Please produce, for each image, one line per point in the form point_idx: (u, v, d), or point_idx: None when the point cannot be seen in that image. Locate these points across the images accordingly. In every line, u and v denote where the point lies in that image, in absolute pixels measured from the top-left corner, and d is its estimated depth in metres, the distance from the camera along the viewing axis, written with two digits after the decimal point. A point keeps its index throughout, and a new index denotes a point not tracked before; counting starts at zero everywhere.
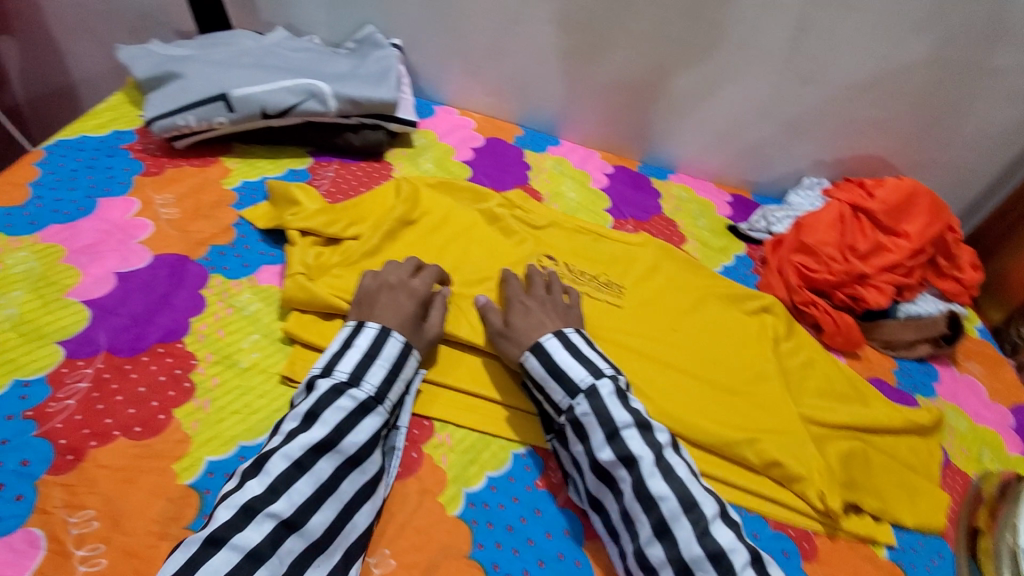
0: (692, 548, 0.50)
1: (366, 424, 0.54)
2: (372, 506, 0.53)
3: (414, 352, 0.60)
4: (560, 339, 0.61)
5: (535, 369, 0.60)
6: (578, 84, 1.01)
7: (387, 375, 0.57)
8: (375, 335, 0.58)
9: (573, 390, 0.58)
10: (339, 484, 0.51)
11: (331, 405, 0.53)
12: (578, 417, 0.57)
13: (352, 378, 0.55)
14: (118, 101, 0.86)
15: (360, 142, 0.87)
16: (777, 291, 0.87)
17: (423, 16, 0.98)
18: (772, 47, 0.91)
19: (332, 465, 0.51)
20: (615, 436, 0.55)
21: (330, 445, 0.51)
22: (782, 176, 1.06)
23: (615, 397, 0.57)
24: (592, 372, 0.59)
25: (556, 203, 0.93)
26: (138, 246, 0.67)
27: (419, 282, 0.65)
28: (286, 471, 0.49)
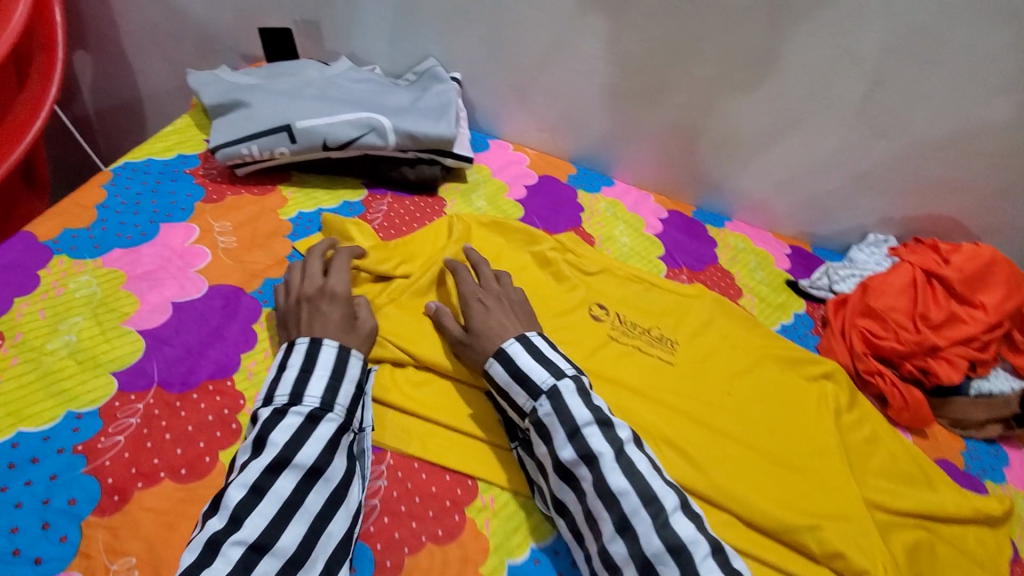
0: (652, 542, 0.49)
1: (322, 432, 0.52)
2: (348, 514, 0.51)
3: (353, 352, 0.59)
4: (523, 343, 0.60)
5: (497, 375, 0.59)
6: (633, 125, 0.98)
7: (332, 383, 0.56)
8: (307, 348, 0.57)
9: (534, 392, 0.57)
10: (305, 498, 0.49)
11: (278, 426, 0.51)
12: (541, 417, 0.56)
13: (292, 396, 0.54)
14: (185, 125, 0.88)
15: (415, 176, 0.86)
16: (841, 356, 0.82)
17: (483, 51, 0.97)
18: (842, 100, 0.86)
19: (293, 480, 0.49)
20: (576, 434, 0.54)
21: (284, 463, 0.49)
22: (845, 231, 1.01)
23: (576, 395, 0.56)
24: (553, 372, 0.57)
25: (608, 247, 0.90)
26: (195, 274, 0.68)
27: (335, 283, 0.64)
28: (244, 498, 0.47)
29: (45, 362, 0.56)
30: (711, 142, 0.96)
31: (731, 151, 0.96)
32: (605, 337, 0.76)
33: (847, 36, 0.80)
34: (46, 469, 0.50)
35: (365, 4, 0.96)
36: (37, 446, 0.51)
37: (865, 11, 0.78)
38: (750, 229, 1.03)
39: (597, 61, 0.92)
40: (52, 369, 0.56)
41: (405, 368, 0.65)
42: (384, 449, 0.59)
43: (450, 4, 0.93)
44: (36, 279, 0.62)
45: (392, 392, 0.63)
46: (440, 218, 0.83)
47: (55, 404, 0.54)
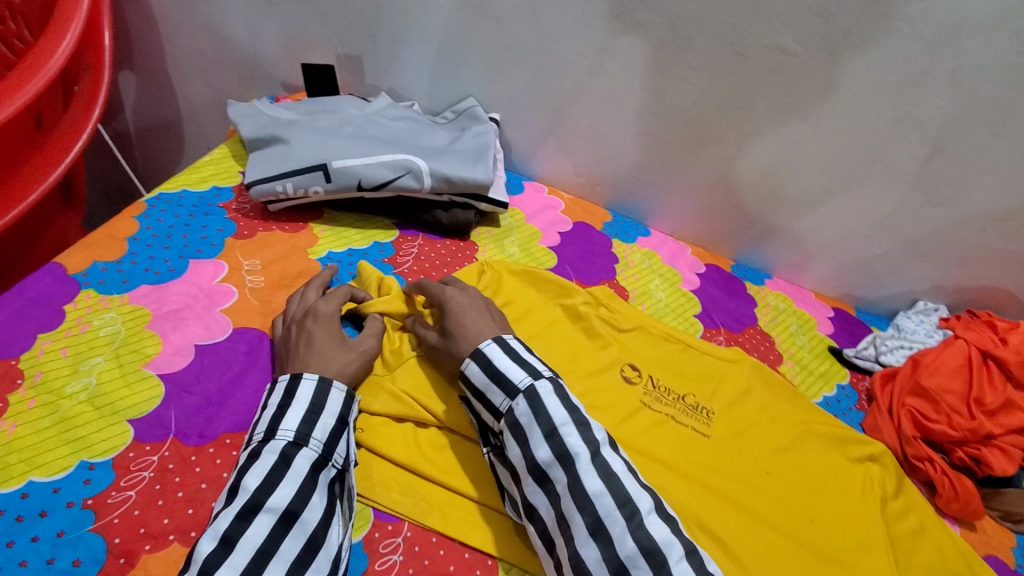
0: (626, 544, 0.48)
1: (297, 469, 0.51)
2: (327, 558, 0.49)
3: (335, 386, 0.57)
4: (500, 345, 0.60)
5: (474, 376, 0.59)
6: (674, 176, 0.95)
7: (308, 416, 0.54)
8: (286, 386, 0.56)
9: (511, 391, 0.56)
10: (279, 545, 0.47)
11: (251, 468, 0.49)
12: (517, 418, 0.55)
13: (267, 432, 0.52)
14: (221, 155, 0.88)
15: (448, 220, 0.85)
16: (886, 436, 0.77)
17: (523, 94, 0.95)
18: (898, 164, 0.82)
19: (265, 526, 0.47)
20: (553, 434, 0.53)
21: (256, 507, 0.47)
22: (891, 295, 0.96)
23: (554, 397, 0.55)
24: (530, 372, 0.57)
25: (642, 302, 0.88)
26: (219, 314, 0.66)
27: (324, 305, 0.64)
28: (215, 550, 0.45)
29: (63, 406, 0.55)
30: (754, 197, 0.93)
31: (775, 207, 0.93)
32: (637, 403, 0.71)
33: (908, 101, 0.77)
34: (53, 524, 0.48)
35: (409, 43, 0.96)
36: (46, 499, 0.49)
37: (931, 76, 0.74)
38: (790, 288, 1.00)
39: (640, 109, 0.90)
40: (69, 414, 0.54)
41: (428, 428, 0.63)
42: (403, 520, 0.56)
43: (493, 46, 0.92)
44: (62, 315, 0.62)
45: (412, 454, 0.60)
46: (472, 265, 0.81)
47: (69, 453, 0.52)
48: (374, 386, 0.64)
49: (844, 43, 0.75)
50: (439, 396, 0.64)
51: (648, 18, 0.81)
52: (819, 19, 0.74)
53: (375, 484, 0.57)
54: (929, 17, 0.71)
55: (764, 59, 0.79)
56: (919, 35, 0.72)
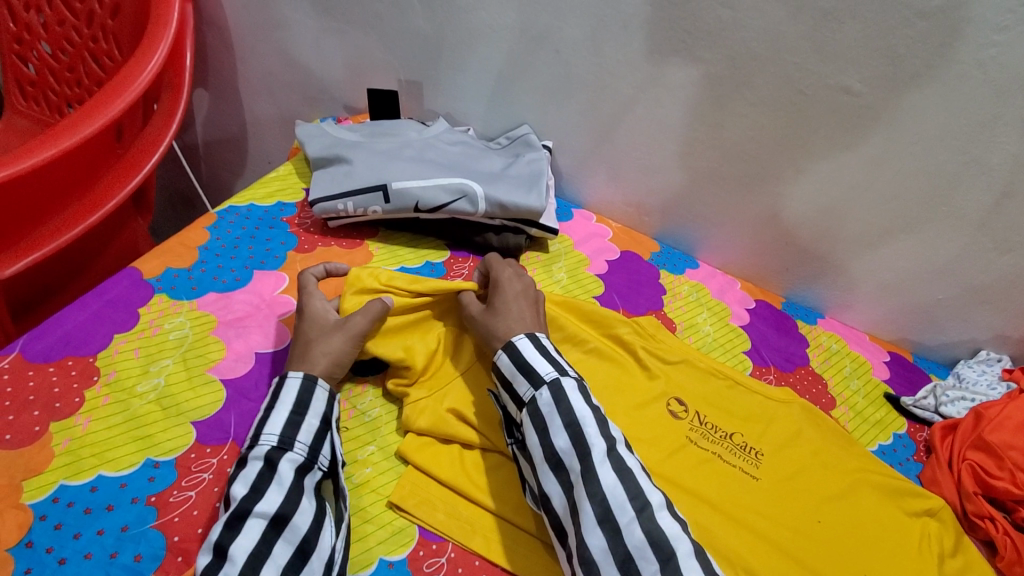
0: (633, 534, 0.49)
1: (283, 473, 0.52)
2: (320, 562, 0.49)
3: (319, 386, 0.58)
4: (532, 340, 0.63)
5: (503, 365, 0.62)
6: (726, 209, 0.94)
7: (293, 418, 0.55)
8: (273, 389, 0.58)
9: (537, 382, 0.59)
10: (271, 549, 0.48)
11: (239, 475, 0.51)
12: (540, 407, 0.58)
13: (253, 439, 0.54)
14: (287, 172, 0.92)
15: (499, 243, 0.86)
16: (944, 489, 0.74)
17: (577, 122, 0.97)
18: (963, 209, 0.80)
19: (255, 532, 0.48)
20: (574, 424, 0.56)
21: (245, 514, 0.48)
22: (952, 343, 0.92)
23: (578, 394, 0.58)
24: (557, 368, 0.60)
25: (690, 336, 0.87)
26: (279, 324, 0.68)
27: (313, 303, 0.67)
28: (210, 562, 0.46)
29: (133, 405, 0.57)
30: (810, 235, 0.91)
31: (830, 246, 0.91)
32: (683, 438, 0.70)
33: (977, 145, 0.75)
34: (117, 518, 0.50)
35: (469, 71, 0.99)
36: (113, 493, 0.51)
37: (1001, 122, 0.72)
38: (843, 329, 0.97)
39: (695, 142, 0.90)
40: (138, 412, 0.57)
41: (472, 449, 0.63)
42: (446, 539, 0.56)
43: (551, 77, 0.94)
44: (136, 317, 0.65)
45: (457, 475, 0.60)
46: None
47: (136, 450, 0.54)
48: (421, 407, 0.64)
49: (909, 86, 0.74)
50: (486, 420, 0.64)
51: (707, 54, 0.82)
52: (885, 60, 0.73)
53: (421, 502, 0.58)
54: (1001, 63, 0.69)
55: (827, 98, 0.79)
56: (990, 80, 0.71)
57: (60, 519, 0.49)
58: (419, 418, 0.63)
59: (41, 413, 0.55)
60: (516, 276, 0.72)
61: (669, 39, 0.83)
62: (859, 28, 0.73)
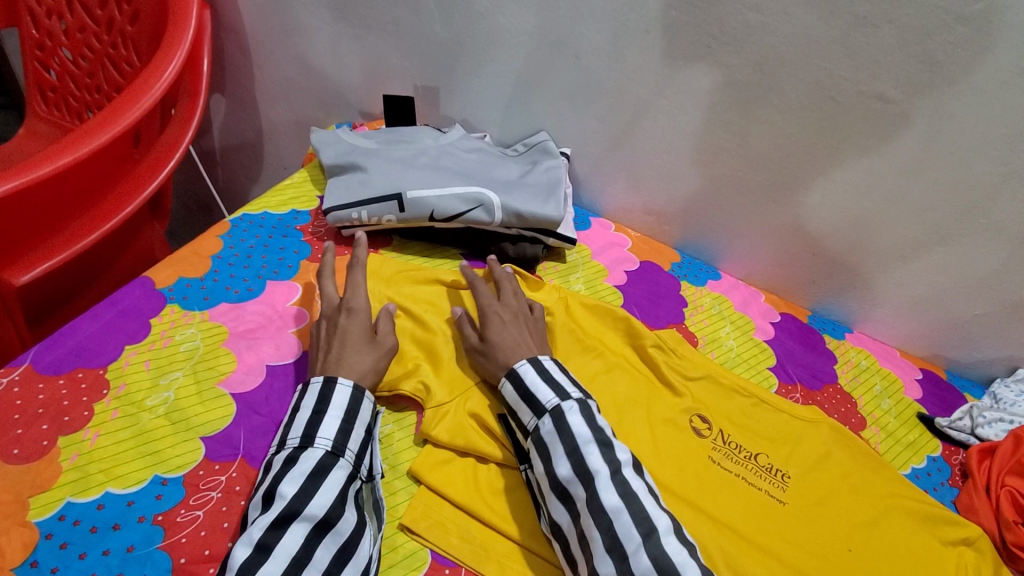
0: (640, 561, 0.48)
1: (334, 479, 0.52)
2: (355, 569, 0.49)
3: (367, 396, 0.59)
4: (534, 364, 0.62)
5: (508, 394, 0.61)
6: (750, 219, 0.91)
7: (343, 426, 0.56)
8: (320, 391, 0.57)
9: (539, 410, 0.58)
10: (313, 553, 0.48)
11: (287, 477, 0.50)
12: (542, 436, 0.57)
13: (304, 439, 0.54)
14: (301, 179, 0.91)
15: (515, 253, 0.84)
16: (981, 516, 0.70)
17: (596, 129, 0.95)
18: (1005, 222, 0.76)
19: (300, 535, 0.48)
20: (575, 452, 0.54)
21: (293, 516, 0.48)
22: (989, 360, 0.88)
23: (579, 416, 0.56)
24: (558, 393, 0.59)
25: (712, 350, 0.84)
26: (291, 336, 0.67)
27: (357, 299, 0.66)
28: (250, 556, 0.46)
29: (142, 419, 0.56)
30: (838, 246, 0.88)
31: (861, 257, 0.87)
32: (706, 458, 0.68)
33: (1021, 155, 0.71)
34: (124, 538, 0.48)
35: (486, 76, 0.98)
36: (120, 511, 0.50)
37: None
38: (872, 344, 0.93)
39: (720, 149, 0.87)
40: (147, 427, 0.56)
41: (488, 468, 0.61)
42: (459, 565, 0.54)
43: (571, 83, 0.92)
44: (147, 328, 0.64)
45: (471, 496, 0.58)
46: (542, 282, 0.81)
47: (143, 466, 0.53)
48: (444, 411, 0.63)
49: (949, 94, 0.71)
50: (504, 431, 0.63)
51: (733, 60, 0.79)
52: (924, 66, 0.70)
53: (433, 525, 0.56)
54: None
55: (860, 106, 0.75)
56: None
57: (65, 537, 0.48)
58: (440, 424, 0.62)
59: (49, 427, 0.54)
60: (513, 296, 0.72)
61: (695, 44, 0.81)
62: (895, 33, 0.70)
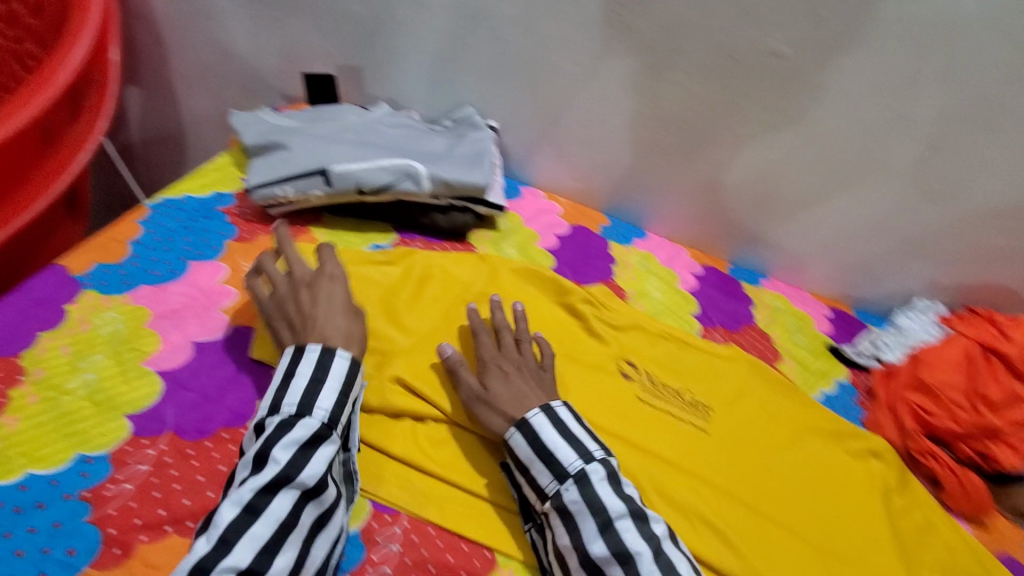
0: None
1: (327, 451, 0.52)
2: (329, 537, 0.50)
3: (360, 371, 0.58)
4: (548, 415, 0.57)
5: (520, 450, 0.57)
6: (670, 177, 0.96)
7: (340, 398, 0.55)
8: (318, 358, 0.56)
9: (560, 474, 0.54)
10: (298, 521, 0.48)
11: (280, 442, 0.50)
12: (566, 504, 0.53)
13: (301, 407, 0.53)
14: (224, 162, 0.90)
15: (446, 223, 0.85)
16: (887, 431, 0.76)
17: (519, 99, 0.97)
18: (893, 164, 0.84)
19: (290, 501, 0.48)
20: (608, 527, 0.51)
21: (285, 481, 0.48)
22: (890, 295, 0.96)
23: (607, 485, 0.53)
24: (581, 454, 0.55)
25: (640, 303, 0.88)
26: (219, 313, 0.67)
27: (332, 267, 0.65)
28: (237, 517, 0.46)
29: (62, 402, 0.55)
30: (751, 198, 0.93)
31: (772, 207, 0.93)
32: (636, 400, 0.72)
33: (901, 101, 0.79)
34: (49, 515, 0.48)
35: (407, 53, 0.99)
36: (43, 491, 0.49)
37: (921, 77, 0.76)
38: (787, 288, 0.99)
39: (636, 113, 0.91)
40: (67, 409, 0.55)
41: (426, 424, 0.63)
42: (399, 512, 0.56)
43: (492, 55, 0.94)
44: (63, 314, 0.62)
45: (408, 448, 0.60)
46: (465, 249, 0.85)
47: (66, 446, 0.52)
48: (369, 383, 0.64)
49: (835, 47, 0.77)
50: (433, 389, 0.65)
51: (641, 25, 0.83)
52: (810, 22, 0.76)
53: (372, 478, 0.58)
54: (916, 22, 0.73)
55: (758, 63, 0.81)
56: (908, 37, 0.74)
57: None
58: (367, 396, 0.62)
59: None
60: (516, 345, 0.67)
61: (606, 11, 0.84)
62: None
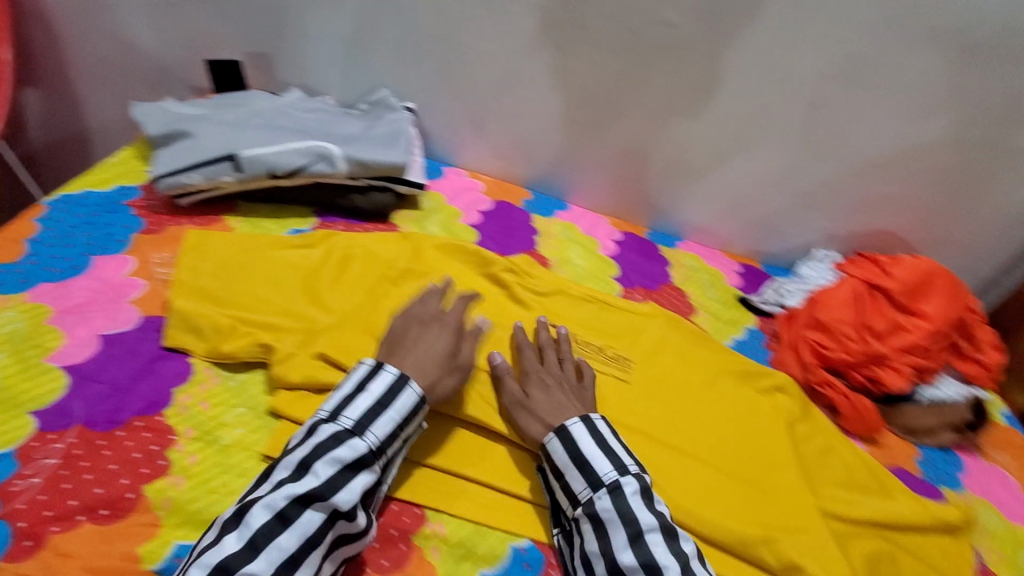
0: None
1: (363, 477, 0.53)
2: (341, 558, 0.52)
3: (424, 409, 0.59)
4: (586, 425, 0.60)
5: (558, 455, 0.60)
6: (585, 150, 0.99)
7: (393, 428, 0.56)
8: (391, 383, 0.57)
9: (594, 482, 0.57)
10: (321, 540, 0.50)
11: (326, 456, 0.52)
12: (597, 512, 0.55)
13: (356, 426, 0.54)
14: (127, 156, 0.86)
15: (366, 204, 0.86)
16: (790, 368, 0.83)
17: (434, 80, 0.98)
18: (782, 124, 0.90)
19: (318, 519, 0.50)
20: (638, 539, 0.53)
21: (320, 499, 0.50)
22: (793, 247, 1.04)
23: (641, 500, 0.55)
24: (618, 466, 0.58)
25: (562, 269, 0.91)
26: (127, 306, 0.66)
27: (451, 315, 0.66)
28: (267, 523, 0.49)
29: None
30: (660, 165, 0.99)
31: (681, 172, 0.99)
32: None
33: (784, 65, 0.84)
34: None
35: (316, 36, 0.97)
36: None
37: (799, 41, 0.82)
38: (701, 249, 1.06)
39: (547, 88, 0.94)
40: None
41: None
42: None
43: (401, 36, 0.95)
44: None
45: None
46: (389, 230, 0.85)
47: None
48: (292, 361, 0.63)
49: (719, 16, 0.82)
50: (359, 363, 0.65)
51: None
52: None
53: None
54: None
55: (654, 34, 0.85)
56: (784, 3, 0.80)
57: None
58: (290, 374, 0.62)
59: None
60: (557, 361, 0.70)
61: None
62: None
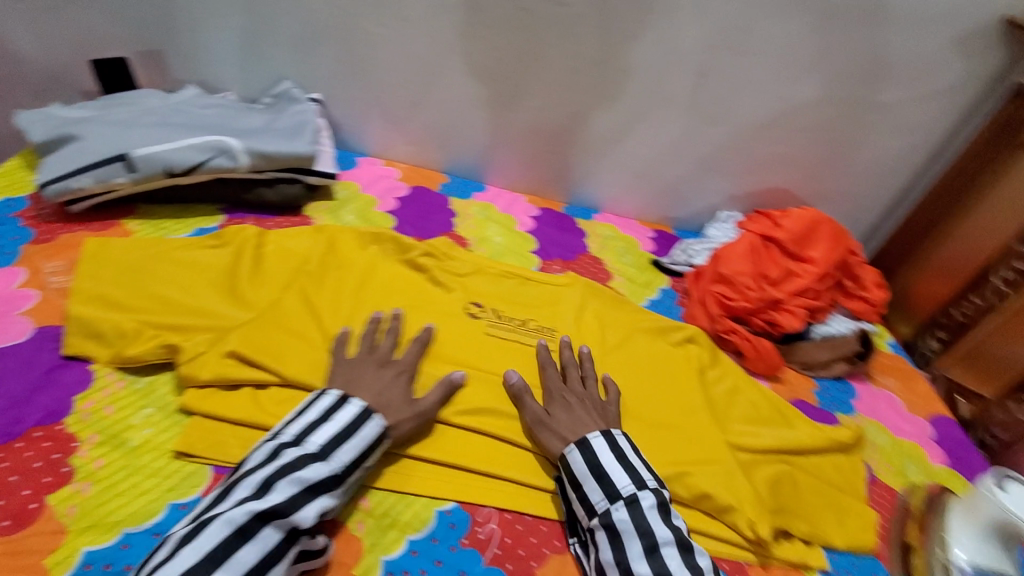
0: None
1: (325, 501, 0.53)
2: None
3: (386, 443, 0.60)
4: (607, 439, 0.62)
5: (577, 467, 0.61)
6: (495, 130, 1.02)
7: (359, 457, 0.57)
8: (356, 414, 0.58)
9: (613, 493, 0.58)
10: (277, 559, 0.49)
11: (290, 476, 0.52)
12: (614, 523, 0.57)
13: (321, 450, 0.55)
14: (13, 165, 0.82)
15: (275, 197, 0.85)
16: (699, 320, 0.88)
17: (337, 69, 0.97)
18: (675, 93, 0.95)
19: (276, 536, 0.49)
20: (654, 551, 0.54)
21: (282, 517, 0.50)
22: (700, 210, 1.10)
23: (658, 515, 0.56)
24: (635, 480, 0.59)
25: (481, 247, 0.93)
26: (18, 318, 0.64)
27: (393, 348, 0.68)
28: (227, 537, 0.47)
29: None
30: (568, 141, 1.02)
31: (588, 146, 1.02)
32: (480, 332, 0.77)
33: (671, 37, 0.89)
34: None
35: (208, 30, 0.94)
36: None
37: (681, 14, 0.87)
38: (616, 219, 1.10)
39: (450, 72, 0.95)
40: None
41: (269, 388, 0.63)
42: None
43: (298, 27, 0.93)
44: None
45: (251, 413, 0.61)
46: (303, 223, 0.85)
47: None
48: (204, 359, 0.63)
49: None
50: (274, 355, 0.65)
51: None
52: None
53: (211, 445, 0.58)
54: None
55: (546, 13, 0.88)
56: None
57: None
58: (201, 371, 0.62)
59: None
60: (582, 380, 0.71)
61: None
62: None
